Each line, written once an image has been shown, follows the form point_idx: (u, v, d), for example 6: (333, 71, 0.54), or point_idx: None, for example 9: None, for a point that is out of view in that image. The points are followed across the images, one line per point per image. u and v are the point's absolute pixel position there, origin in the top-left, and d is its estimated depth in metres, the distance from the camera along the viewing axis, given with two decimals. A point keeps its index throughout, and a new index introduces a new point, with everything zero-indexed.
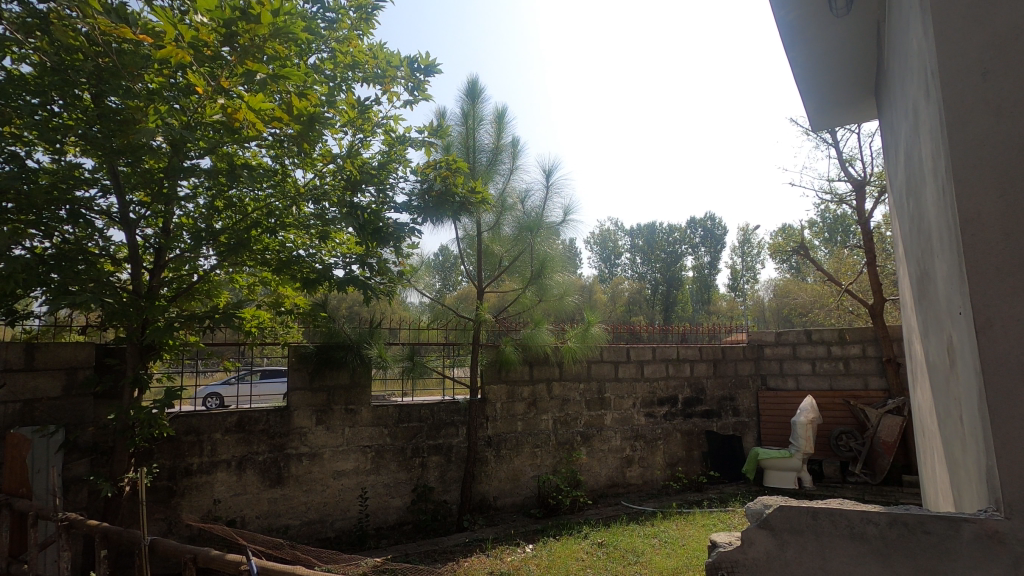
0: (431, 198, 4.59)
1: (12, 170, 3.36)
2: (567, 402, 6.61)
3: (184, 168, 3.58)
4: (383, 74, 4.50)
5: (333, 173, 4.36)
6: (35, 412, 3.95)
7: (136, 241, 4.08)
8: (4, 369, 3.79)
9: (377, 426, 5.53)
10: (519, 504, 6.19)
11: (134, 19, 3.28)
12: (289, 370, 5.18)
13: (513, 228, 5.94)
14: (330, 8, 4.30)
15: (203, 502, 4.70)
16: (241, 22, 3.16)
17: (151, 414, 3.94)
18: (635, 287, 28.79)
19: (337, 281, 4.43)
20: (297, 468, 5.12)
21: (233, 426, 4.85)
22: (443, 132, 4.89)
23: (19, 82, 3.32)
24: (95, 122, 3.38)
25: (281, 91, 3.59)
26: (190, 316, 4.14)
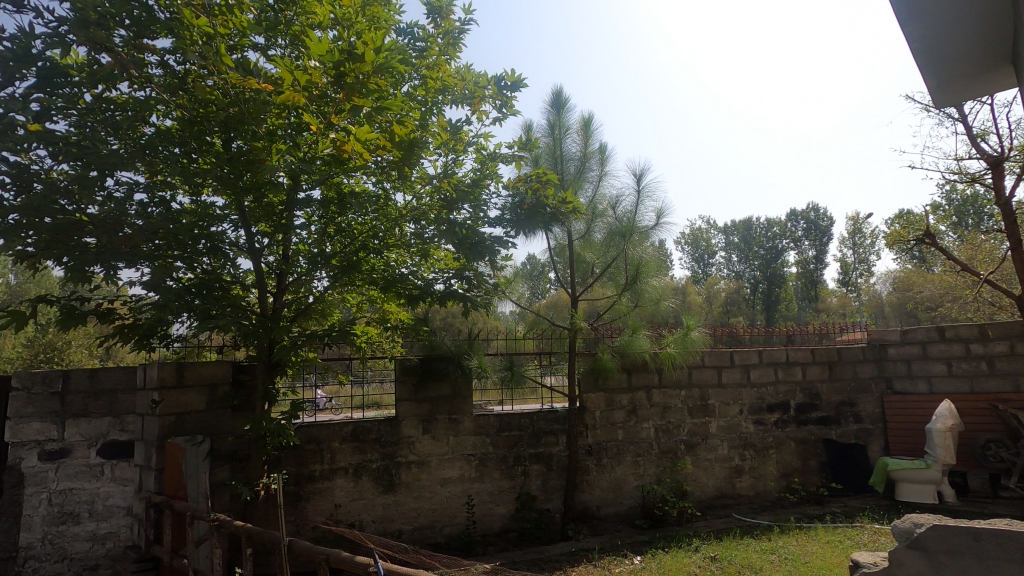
0: (523, 211, 4.68)
1: (163, 213, 3.90)
2: (668, 409, 6.42)
3: (300, 201, 3.94)
4: (471, 94, 4.66)
5: (431, 193, 4.57)
6: (186, 424, 4.47)
7: (261, 268, 4.50)
8: (160, 386, 4.33)
9: (479, 435, 5.68)
10: (622, 514, 6.09)
11: (257, 71, 3.65)
12: (396, 382, 5.46)
13: (605, 234, 5.89)
14: (420, 39, 4.55)
15: (326, 506, 5.07)
16: (347, 63, 3.42)
17: (280, 425, 4.37)
18: (732, 287, 27.38)
19: (438, 295, 4.70)
20: (407, 475, 5.38)
21: (348, 436, 5.19)
22: (533, 144, 4.98)
23: (166, 136, 3.85)
24: (226, 164, 3.79)
25: (383, 122, 3.85)
26: (310, 335, 4.49)
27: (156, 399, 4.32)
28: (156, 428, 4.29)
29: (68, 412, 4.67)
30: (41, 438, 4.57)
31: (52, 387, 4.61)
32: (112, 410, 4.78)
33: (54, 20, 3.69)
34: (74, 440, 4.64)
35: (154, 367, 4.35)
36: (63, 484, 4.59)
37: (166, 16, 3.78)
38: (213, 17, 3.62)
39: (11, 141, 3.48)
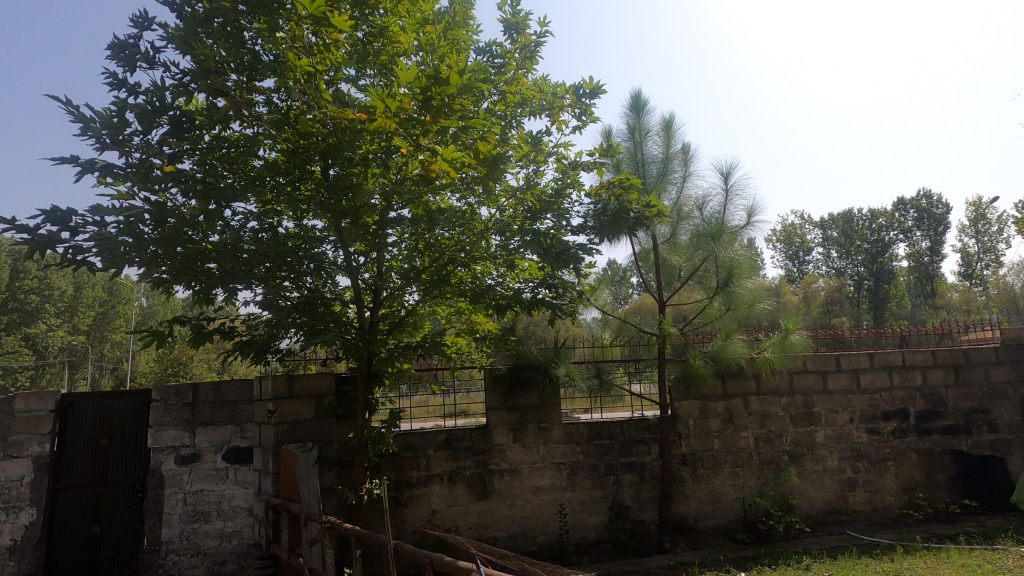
0: (606, 218, 4.65)
1: (272, 238, 4.25)
2: (768, 417, 6.07)
3: (391, 220, 4.17)
4: (549, 105, 4.72)
5: (515, 205, 4.66)
6: (297, 432, 4.82)
7: (358, 285, 4.78)
8: (274, 397, 4.73)
9: (569, 444, 5.67)
10: (722, 528, 5.82)
11: (352, 102, 3.90)
12: (486, 392, 5.59)
13: (691, 235, 5.70)
14: (498, 56, 4.67)
15: (424, 512, 5.28)
16: (434, 87, 3.59)
17: (380, 433, 4.60)
18: (832, 286, 25.48)
19: (527, 304, 4.74)
20: (499, 483, 5.48)
21: (442, 444, 5.38)
22: (614, 150, 4.94)
23: (273, 167, 4.22)
24: (326, 189, 4.08)
25: (468, 140, 3.99)
26: (405, 347, 4.70)
27: (271, 409, 4.72)
28: (272, 435, 4.68)
29: (197, 420, 5.18)
30: (176, 444, 5.13)
31: (184, 398, 5.18)
32: (233, 418, 5.26)
33: (179, 72, 4.14)
34: (203, 446, 5.16)
35: (268, 380, 4.74)
36: (195, 485, 5.11)
37: (269, 58, 4.10)
38: (311, 56, 3.90)
39: (149, 182, 3.96)
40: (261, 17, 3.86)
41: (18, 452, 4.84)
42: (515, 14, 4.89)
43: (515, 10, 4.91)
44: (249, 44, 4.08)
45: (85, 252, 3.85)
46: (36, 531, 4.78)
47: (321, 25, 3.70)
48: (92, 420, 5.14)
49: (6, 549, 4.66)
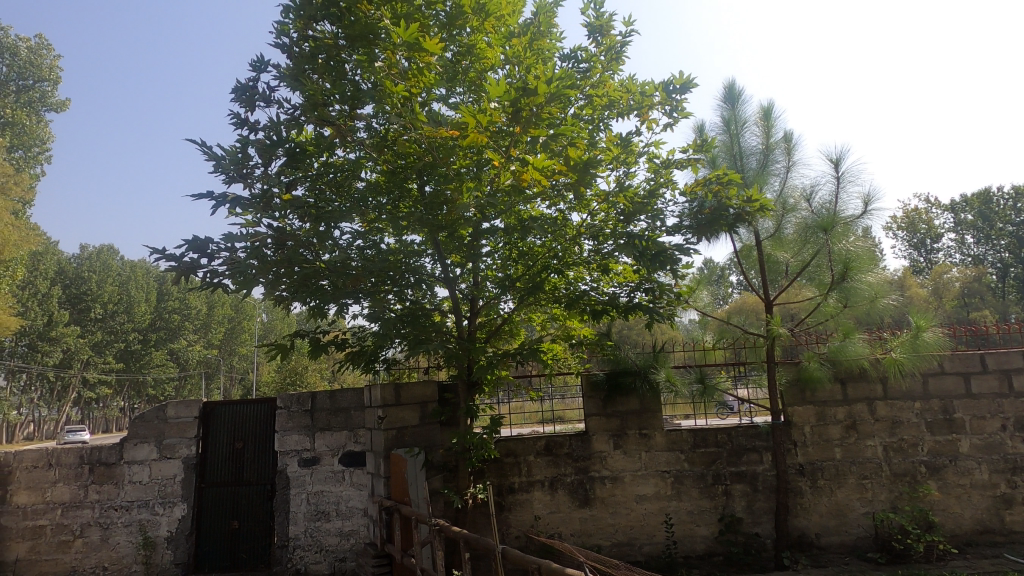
0: (704, 216, 4.47)
1: (377, 253, 4.52)
2: (899, 424, 5.50)
3: (485, 230, 4.30)
4: (638, 105, 4.62)
5: (607, 209, 4.60)
6: (404, 437, 5.05)
7: (456, 295, 4.94)
8: (383, 404, 5.00)
9: (673, 451, 5.47)
10: (849, 545, 5.34)
11: (445, 120, 4.07)
12: (584, 398, 5.53)
13: (799, 228, 5.31)
14: (583, 61, 4.66)
15: (527, 517, 5.33)
16: (524, 98, 3.67)
17: (483, 439, 4.74)
18: (969, 275, 22.62)
19: (624, 307, 4.68)
20: (602, 490, 5.41)
21: (543, 450, 5.41)
22: (709, 144, 4.74)
23: (375, 188, 4.49)
24: (425, 206, 4.27)
25: (557, 148, 4.03)
26: (504, 354, 4.79)
27: (381, 415, 5.00)
28: (382, 440, 4.97)
29: (316, 425, 5.60)
30: (299, 448, 5.58)
31: (305, 405, 5.62)
32: (348, 425, 5.62)
33: (291, 107, 4.53)
34: (322, 449, 5.56)
35: (377, 388, 5.02)
36: (316, 486, 5.51)
37: (367, 85, 4.37)
38: (405, 80, 4.05)
39: (271, 210, 4.38)
40: (361, 50, 4.14)
41: (171, 454, 5.54)
42: (599, 16, 4.85)
43: (599, 13, 4.87)
44: (349, 75, 4.39)
45: (220, 275, 4.32)
46: (188, 523, 5.47)
47: (413, 49, 3.88)
48: (230, 426, 5.74)
49: (165, 538, 5.43)
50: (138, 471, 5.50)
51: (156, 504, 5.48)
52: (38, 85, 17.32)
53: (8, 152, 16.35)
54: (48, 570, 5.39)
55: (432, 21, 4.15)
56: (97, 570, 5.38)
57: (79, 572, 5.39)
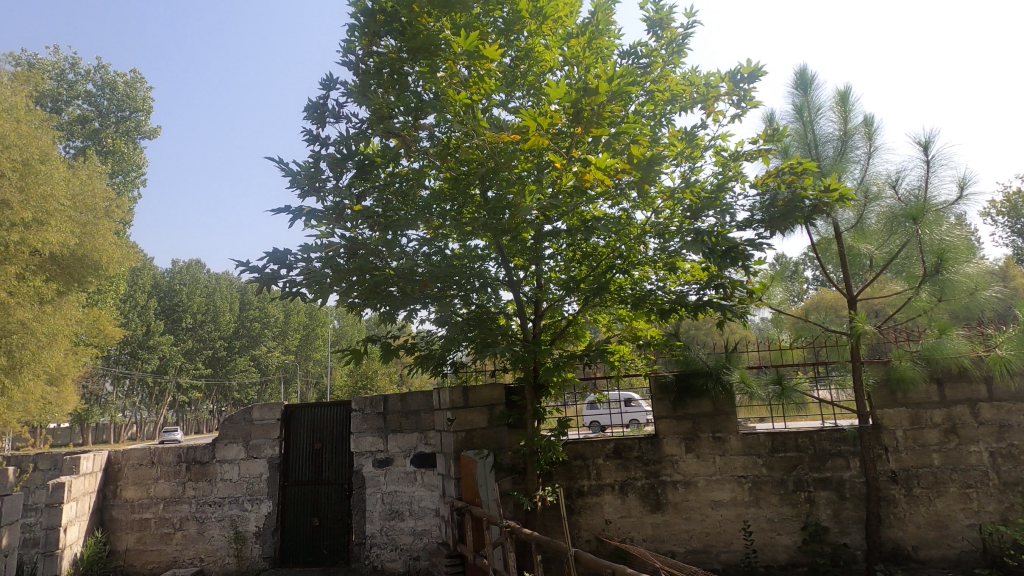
0: (777, 208, 4.25)
1: (443, 259, 4.63)
2: (1007, 429, 5.01)
3: (548, 232, 4.30)
4: (702, 97, 4.47)
5: (673, 206, 4.48)
6: (473, 439, 5.13)
7: (520, 298, 4.97)
8: (452, 407, 5.09)
9: (749, 456, 5.25)
10: (952, 560, 4.91)
11: (506, 125, 4.11)
12: (653, 400, 5.42)
13: (884, 218, 4.95)
14: (644, 56, 4.57)
15: (597, 521, 5.27)
16: (584, 98, 3.66)
17: (551, 441, 4.75)
18: None
19: (693, 306, 4.52)
20: (674, 495, 5.26)
21: (612, 453, 5.33)
22: (781, 133, 4.53)
23: (439, 195, 4.58)
24: (488, 211, 4.31)
25: (620, 146, 3.96)
26: (571, 355, 4.75)
27: (450, 418, 5.08)
28: (452, 442, 5.05)
29: (389, 427, 5.79)
30: (373, 449, 5.78)
31: (377, 408, 5.83)
32: (418, 427, 5.75)
33: (359, 121, 4.72)
34: (395, 451, 5.74)
35: (446, 391, 5.13)
36: (390, 486, 5.69)
37: (429, 95, 4.47)
38: (468, 88, 4.17)
39: (343, 221, 4.59)
40: (423, 63, 4.26)
41: (257, 454, 5.90)
42: (658, 10, 4.75)
43: (658, 6, 4.77)
44: (412, 87, 4.52)
45: (297, 285, 4.56)
46: (273, 520, 5.79)
47: (474, 58, 3.97)
48: (309, 427, 6.03)
49: (253, 533, 5.78)
50: (229, 469, 5.89)
51: (245, 501, 5.85)
52: (134, 115, 18.91)
53: (110, 179, 17.97)
54: (153, 559, 5.86)
55: (490, 28, 4.27)
56: (195, 561, 5.80)
57: (179, 562, 5.82)
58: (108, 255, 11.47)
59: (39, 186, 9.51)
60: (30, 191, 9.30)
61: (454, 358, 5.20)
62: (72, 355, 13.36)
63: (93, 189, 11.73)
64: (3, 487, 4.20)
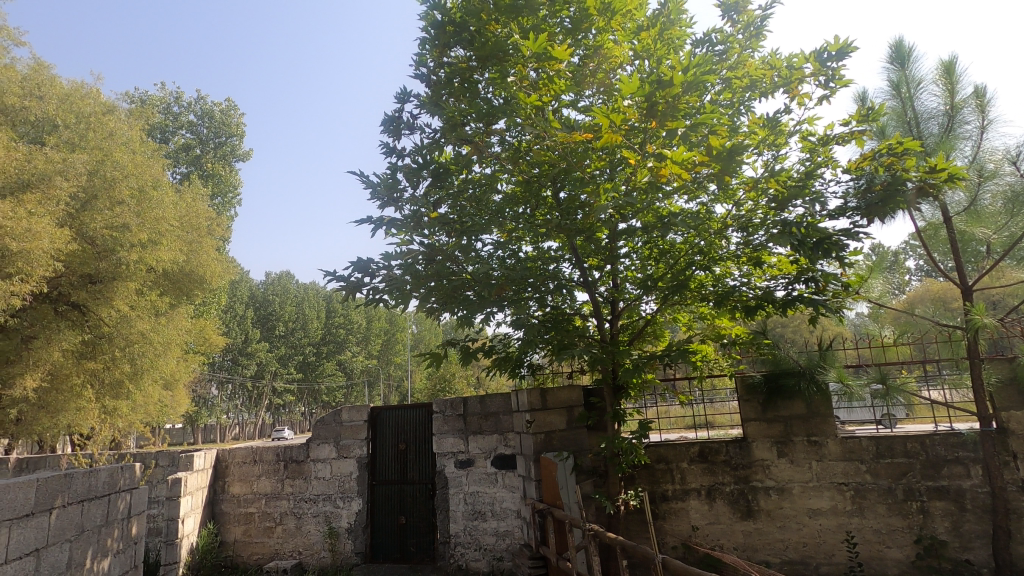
0: (875, 194, 3.92)
1: (518, 261, 4.66)
2: None
3: (623, 231, 4.22)
4: (785, 80, 4.21)
5: (756, 197, 4.26)
6: (553, 441, 5.13)
7: (596, 298, 4.91)
8: (531, 408, 5.10)
9: (850, 461, 4.88)
10: None
11: (577, 124, 4.08)
12: (740, 402, 5.17)
13: (1003, 198, 4.45)
14: (719, 42, 4.39)
15: (684, 527, 5.10)
16: (659, 91, 3.59)
17: (632, 444, 4.64)
18: None
19: (781, 302, 4.26)
20: (767, 502, 4.99)
21: (697, 456, 5.14)
22: (876, 112, 4.19)
23: (511, 198, 4.59)
24: (562, 213, 4.28)
25: (697, 138, 3.82)
26: (651, 356, 4.61)
27: (529, 420, 5.10)
28: (532, 444, 5.07)
29: (469, 429, 5.90)
30: (455, 450, 5.91)
31: (457, 410, 5.96)
32: (498, 429, 5.82)
33: (433, 131, 4.86)
34: (476, 452, 5.84)
35: (524, 393, 5.15)
36: (472, 487, 5.79)
37: (498, 100, 4.52)
38: (538, 91, 4.21)
39: (420, 229, 4.74)
40: (494, 69, 4.33)
41: (347, 453, 6.20)
42: None
43: None
44: (482, 93, 4.58)
45: (379, 291, 4.75)
46: (363, 517, 6.06)
47: (543, 60, 3.98)
48: (394, 429, 6.27)
49: (346, 529, 6.07)
50: (322, 468, 6.23)
51: (337, 498, 6.16)
52: (229, 140, 20.53)
53: (210, 200, 19.64)
54: (257, 551, 6.30)
55: (557, 29, 4.26)
56: (294, 554, 6.16)
57: (280, 554, 6.21)
58: (211, 270, 12.51)
59: (153, 210, 10.54)
60: (146, 215, 10.31)
61: (531, 360, 5.23)
62: (182, 362, 14.66)
63: (196, 209, 12.83)
64: (132, 481, 4.66)
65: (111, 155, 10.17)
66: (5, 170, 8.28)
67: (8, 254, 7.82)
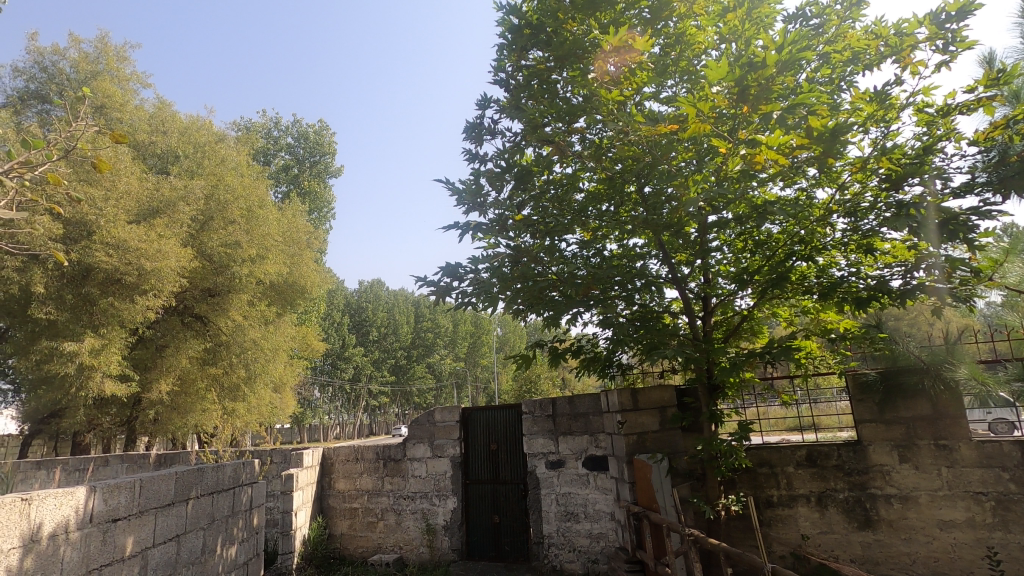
0: (1011, 165, 3.48)
1: (605, 260, 4.60)
2: None
3: (714, 223, 4.03)
4: (895, 48, 3.83)
5: (864, 180, 3.93)
6: (646, 442, 5.00)
7: (687, 295, 4.74)
8: (622, 409, 5.00)
9: (988, 468, 4.34)
10: None
11: (663, 116, 3.95)
12: (852, 402, 4.78)
13: None
14: (814, 15, 4.09)
15: (792, 536, 4.78)
16: (751, 74, 3.40)
17: (732, 446, 4.40)
18: None
19: (898, 293, 3.87)
20: (888, 512, 4.57)
21: (804, 460, 4.81)
22: (1008, 73, 3.71)
23: (594, 196, 4.56)
24: (647, 208, 4.15)
25: (795, 120, 3.58)
26: (751, 353, 4.35)
27: (620, 420, 5.00)
28: (624, 445, 4.97)
29: (559, 430, 5.89)
30: (545, 450, 5.92)
31: (547, 410, 5.98)
32: (588, 429, 5.77)
33: (513, 135, 4.92)
34: (566, 452, 5.82)
35: (614, 393, 5.07)
36: (564, 488, 5.77)
37: (578, 99, 4.49)
38: (620, 85, 4.12)
39: (505, 232, 4.80)
40: (574, 67, 4.29)
41: (441, 453, 6.41)
42: None
43: None
44: (561, 93, 4.57)
45: (467, 295, 4.86)
46: (458, 514, 6.24)
47: (624, 54, 3.84)
48: (485, 429, 6.41)
49: (443, 526, 6.27)
50: (419, 467, 6.48)
51: (433, 496, 6.37)
52: (323, 158, 21.97)
53: (308, 216, 21.09)
54: (362, 544, 6.65)
55: (636, 21, 4.17)
56: (396, 548, 6.44)
57: (383, 548, 6.52)
58: (311, 280, 13.42)
59: (260, 227, 11.50)
60: (254, 232, 11.29)
61: (621, 360, 5.14)
62: (289, 366, 15.83)
63: (297, 224, 13.84)
64: (252, 475, 5.10)
65: (224, 179, 11.20)
66: (139, 199, 9.35)
67: (143, 273, 8.84)
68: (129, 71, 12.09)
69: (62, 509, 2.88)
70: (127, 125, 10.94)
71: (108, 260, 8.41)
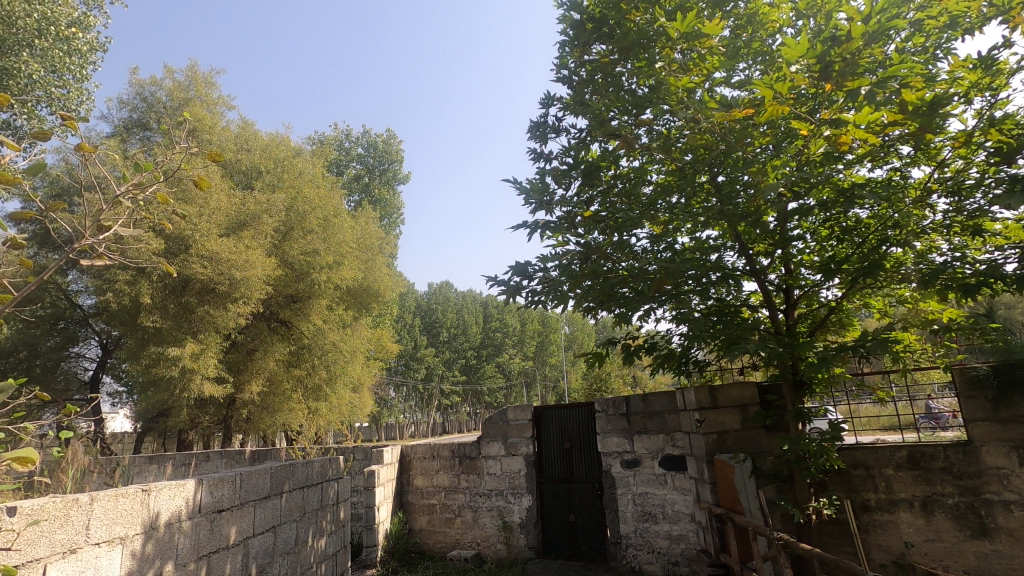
0: None
1: (676, 254, 4.46)
2: None
3: (796, 211, 3.81)
4: (1001, 7, 3.46)
5: (967, 156, 3.58)
6: (727, 442, 4.81)
7: (767, 288, 4.50)
8: (699, 407, 4.83)
9: None
10: None
11: (736, 101, 3.78)
12: (960, 398, 4.31)
13: None
14: None
15: (894, 543, 4.49)
16: (833, 50, 3.19)
17: (821, 447, 4.12)
18: None
19: (1012, 278, 3.47)
20: (1006, 520, 4.03)
21: (905, 462, 4.50)
22: None
23: (664, 188, 4.44)
24: (719, 196, 3.95)
25: (885, 95, 3.31)
26: (841, 347, 4.06)
27: (698, 419, 4.83)
28: (703, 445, 4.80)
29: (634, 429, 5.78)
30: (620, 450, 5.84)
31: (620, 409, 5.90)
32: (664, 428, 5.60)
33: (578, 131, 4.88)
34: (642, 452, 5.70)
35: (691, 391, 4.90)
36: (641, 488, 5.65)
37: (644, 90, 4.39)
38: (689, 72, 3.99)
39: (573, 229, 4.76)
40: (640, 57, 4.17)
41: (515, 451, 6.47)
42: None
43: None
44: (626, 86, 4.47)
45: (537, 294, 4.87)
46: (534, 512, 6.27)
47: (692, 39, 3.82)
48: (558, 428, 6.40)
49: (518, 524, 6.32)
50: (493, 465, 6.57)
51: (509, 494, 6.44)
52: (392, 166, 22.76)
53: (379, 223, 21.90)
54: (441, 539, 6.82)
55: (704, 4, 4.02)
56: (474, 545, 6.55)
57: (460, 544, 6.65)
58: (384, 284, 13.94)
59: (336, 235, 12.09)
60: (331, 240, 11.88)
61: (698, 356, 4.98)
62: (367, 368, 16.51)
63: (370, 231, 14.42)
64: (337, 471, 5.36)
65: (302, 192, 11.86)
66: (228, 213, 10.09)
67: (233, 283, 9.52)
68: (216, 95, 13.05)
69: (175, 500, 3.15)
70: (216, 145, 11.81)
71: (204, 271, 9.12)
